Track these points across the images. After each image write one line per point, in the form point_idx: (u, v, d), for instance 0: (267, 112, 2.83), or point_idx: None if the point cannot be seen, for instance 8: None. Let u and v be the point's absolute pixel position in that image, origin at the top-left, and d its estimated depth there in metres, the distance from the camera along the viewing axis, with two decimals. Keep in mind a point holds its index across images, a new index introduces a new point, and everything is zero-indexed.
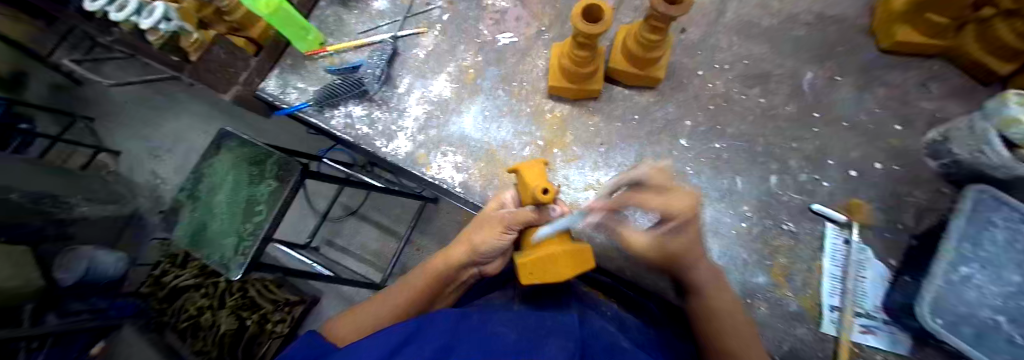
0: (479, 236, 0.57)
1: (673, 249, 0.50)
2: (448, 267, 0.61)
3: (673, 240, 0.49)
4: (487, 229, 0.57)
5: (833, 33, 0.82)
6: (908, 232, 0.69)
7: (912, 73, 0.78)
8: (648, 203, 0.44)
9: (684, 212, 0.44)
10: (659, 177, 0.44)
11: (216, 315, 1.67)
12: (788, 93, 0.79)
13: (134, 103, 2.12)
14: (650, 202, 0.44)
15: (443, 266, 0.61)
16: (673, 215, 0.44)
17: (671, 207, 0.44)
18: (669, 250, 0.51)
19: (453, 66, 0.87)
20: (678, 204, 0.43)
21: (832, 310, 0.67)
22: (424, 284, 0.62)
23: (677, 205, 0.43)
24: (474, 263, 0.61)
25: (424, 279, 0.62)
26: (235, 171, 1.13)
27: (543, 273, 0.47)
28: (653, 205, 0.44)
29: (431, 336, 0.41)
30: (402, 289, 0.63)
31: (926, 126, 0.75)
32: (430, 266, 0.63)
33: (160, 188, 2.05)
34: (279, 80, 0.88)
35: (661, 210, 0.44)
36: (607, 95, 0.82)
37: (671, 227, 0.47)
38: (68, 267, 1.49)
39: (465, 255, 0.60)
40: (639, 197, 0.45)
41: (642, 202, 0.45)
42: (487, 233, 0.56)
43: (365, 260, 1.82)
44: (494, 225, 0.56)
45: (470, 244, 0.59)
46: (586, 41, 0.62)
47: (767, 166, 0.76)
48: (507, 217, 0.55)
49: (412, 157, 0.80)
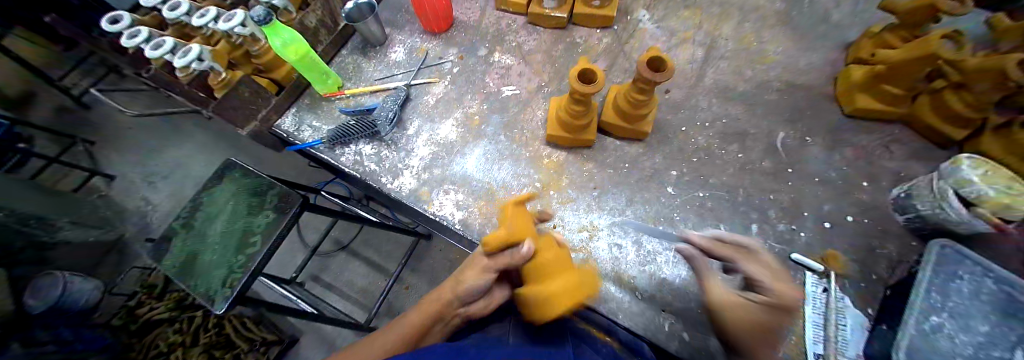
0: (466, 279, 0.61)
1: (767, 314, 0.52)
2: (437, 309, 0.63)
3: (752, 314, 0.53)
4: (473, 269, 0.61)
5: (801, 98, 0.92)
6: (881, 282, 0.74)
7: (874, 136, 0.87)
8: (759, 271, 0.57)
9: (801, 299, 0.53)
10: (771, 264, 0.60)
11: (188, 352, 1.60)
12: (763, 149, 0.87)
13: (139, 130, 2.17)
14: (760, 265, 0.58)
15: (432, 309, 0.63)
16: (785, 289, 0.53)
17: (784, 287, 0.54)
18: (757, 317, 0.52)
19: (460, 112, 0.94)
20: (791, 290, 0.53)
21: (817, 357, 0.67)
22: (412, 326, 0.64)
23: (790, 290, 0.53)
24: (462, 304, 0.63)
25: (413, 319, 0.64)
26: (235, 201, 1.15)
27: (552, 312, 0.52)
28: (769, 272, 0.56)
29: None
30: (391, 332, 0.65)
31: (889, 184, 0.82)
32: (422, 305, 0.66)
33: (150, 214, 2.04)
34: (295, 118, 0.94)
35: (775, 277, 0.55)
36: (600, 145, 0.89)
37: (768, 302, 0.53)
38: (40, 294, 1.40)
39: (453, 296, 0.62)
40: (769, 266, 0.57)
41: (756, 266, 0.58)
42: (471, 273, 0.60)
43: (351, 298, 1.78)
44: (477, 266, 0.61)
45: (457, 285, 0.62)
46: (581, 98, 0.69)
47: (747, 215, 0.81)
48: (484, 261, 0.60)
49: (415, 194, 0.85)
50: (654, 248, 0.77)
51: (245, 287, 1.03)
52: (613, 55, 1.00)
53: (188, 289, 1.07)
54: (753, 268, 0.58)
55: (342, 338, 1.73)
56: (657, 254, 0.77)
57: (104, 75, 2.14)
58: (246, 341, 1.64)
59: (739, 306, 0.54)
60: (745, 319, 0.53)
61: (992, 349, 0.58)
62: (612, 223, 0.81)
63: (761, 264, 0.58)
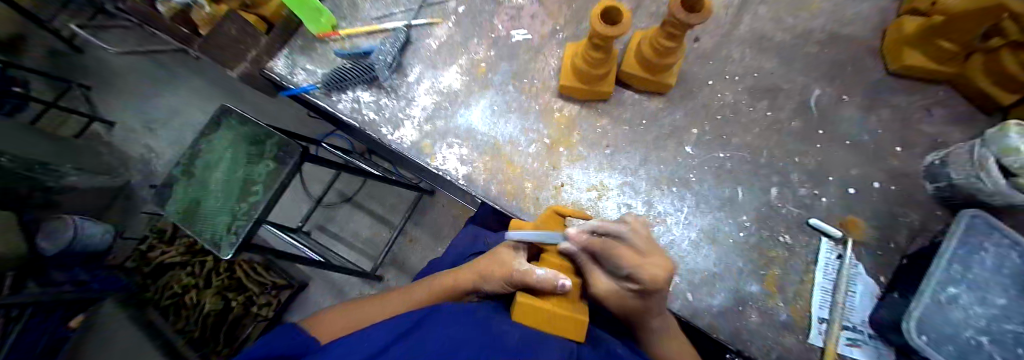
0: (481, 263, 0.59)
1: (640, 299, 0.53)
2: (448, 287, 0.62)
3: (627, 299, 0.54)
4: (502, 264, 0.56)
5: (842, 53, 0.84)
6: (900, 251, 0.71)
7: (916, 98, 0.80)
8: (624, 261, 0.50)
9: (663, 281, 0.49)
10: (641, 242, 0.51)
11: (202, 293, 1.66)
12: (794, 108, 0.81)
13: (132, 73, 2.09)
14: (630, 255, 0.50)
15: (446, 282, 0.62)
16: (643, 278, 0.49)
17: (646, 270, 0.49)
18: (628, 300, 0.54)
19: (466, 58, 0.87)
20: (657, 272, 0.49)
21: (820, 321, 0.68)
22: (427, 292, 0.63)
23: (650, 274, 0.49)
24: (474, 291, 0.60)
25: (428, 290, 0.64)
26: (233, 148, 1.12)
27: (534, 317, 0.47)
28: (632, 262, 0.50)
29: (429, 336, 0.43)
30: (400, 300, 0.65)
31: (924, 151, 0.77)
32: (435, 281, 0.65)
33: (153, 161, 2.02)
34: (288, 61, 0.87)
35: (638, 269, 0.49)
36: (617, 98, 0.83)
37: (636, 287, 0.52)
38: (51, 235, 1.43)
39: (468, 275, 0.60)
40: (636, 258, 0.50)
41: (619, 257, 0.50)
42: (500, 268, 0.55)
43: (357, 247, 1.81)
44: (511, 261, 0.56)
45: (477, 272, 0.59)
46: (601, 43, 0.62)
47: (768, 178, 0.77)
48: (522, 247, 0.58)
49: (417, 146, 0.80)
50: (665, 210, 0.75)
51: (250, 235, 1.03)
52: None
53: (196, 234, 1.07)
54: (619, 261, 0.50)
55: (350, 284, 1.78)
56: (667, 216, 0.75)
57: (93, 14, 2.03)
58: (257, 285, 1.70)
59: (615, 292, 0.54)
60: (620, 303, 0.55)
61: (1006, 322, 0.56)
62: (624, 183, 0.77)
63: (628, 252, 0.51)
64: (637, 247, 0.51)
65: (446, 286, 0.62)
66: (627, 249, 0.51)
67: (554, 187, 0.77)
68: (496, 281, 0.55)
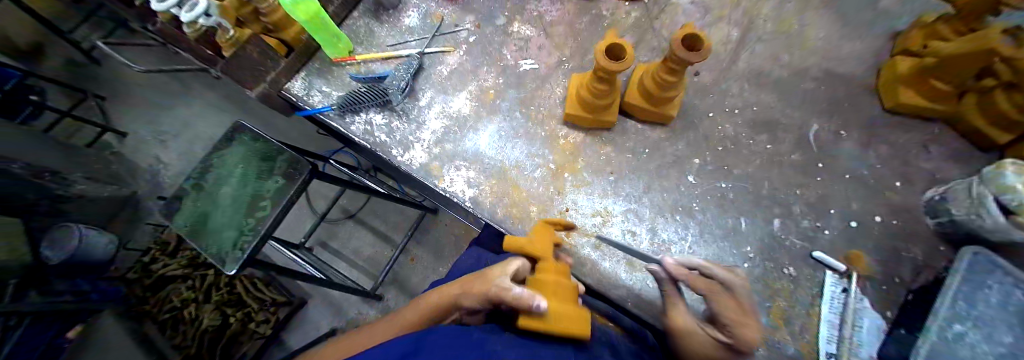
0: (468, 282, 0.58)
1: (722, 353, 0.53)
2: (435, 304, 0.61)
3: (707, 346, 0.54)
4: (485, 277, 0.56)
5: (838, 90, 0.86)
6: (904, 286, 0.71)
7: (914, 134, 0.82)
8: (723, 309, 0.56)
9: (753, 342, 0.52)
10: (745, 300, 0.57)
11: (200, 308, 1.66)
12: (794, 141, 0.83)
13: (149, 87, 2.16)
14: (732, 305, 0.56)
15: (433, 300, 0.61)
16: (737, 329, 0.53)
17: (744, 330, 0.53)
18: (705, 346, 0.54)
19: (475, 85, 0.90)
20: (752, 331, 0.53)
21: (829, 356, 0.67)
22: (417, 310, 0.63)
23: (746, 330, 0.53)
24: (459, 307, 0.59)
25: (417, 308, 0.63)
26: (244, 164, 1.14)
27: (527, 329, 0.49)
28: (732, 312, 0.55)
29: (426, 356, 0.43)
30: (394, 321, 0.64)
31: (925, 186, 0.78)
32: (424, 300, 0.64)
33: (162, 173, 2.06)
34: (305, 83, 0.91)
35: (733, 319, 0.54)
36: (620, 127, 0.85)
37: (723, 339, 0.54)
38: (57, 245, 1.44)
39: (454, 291, 0.59)
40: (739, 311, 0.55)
41: (720, 304, 0.56)
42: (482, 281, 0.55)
43: (358, 265, 1.81)
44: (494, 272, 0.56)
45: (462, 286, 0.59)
46: (606, 76, 0.65)
47: (770, 210, 0.78)
48: (511, 266, 0.56)
49: (426, 168, 0.83)
50: (668, 238, 0.76)
51: (256, 251, 1.04)
52: (641, 30, 0.94)
53: (199, 247, 1.09)
54: (721, 304, 0.56)
55: (349, 303, 1.76)
56: (670, 244, 0.76)
57: (112, 28, 2.07)
58: (255, 301, 1.69)
59: (693, 333, 0.55)
60: (693, 345, 0.54)
61: None
62: (627, 210, 0.79)
63: (731, 303, 0.56)
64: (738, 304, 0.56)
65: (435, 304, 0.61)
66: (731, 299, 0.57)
67: (559, 212, 0.79)
68: (478, 296, 0.55)
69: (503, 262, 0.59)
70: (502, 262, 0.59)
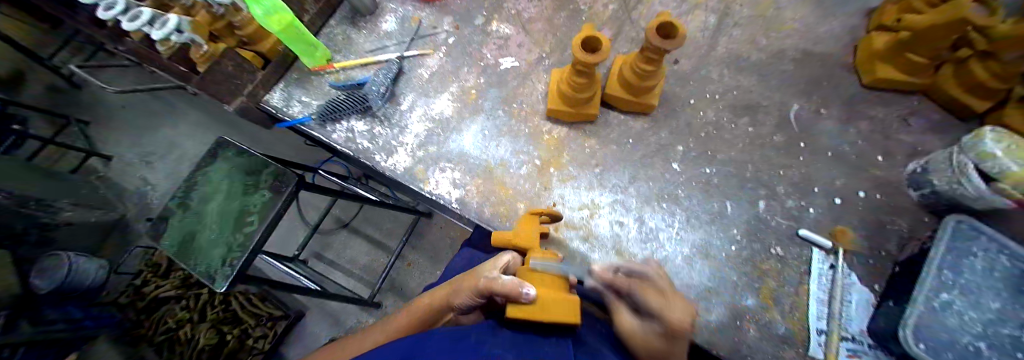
0: (457, 284, 0.58)
1: (666, 346, 0.48)
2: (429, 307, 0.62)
3: (654, 344, 0.49)
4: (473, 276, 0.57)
5: (816, 69, 0.87)
6: (891, 259, 0.72)
7: (893, 108, 0.83)
8: (647, 298, 0.51)
9: (686, 320, 0.48)
10: (662, 282, 0.53)
11: (196, 328, 1.65)
12: (775, 122, 0.83)
13: (130, 108, 2.12)
14: (648, 292, 0.52)
15: (428, 303, 0.62)
16: (665, 315, 0.48)
17: (668, 311, 0.48)
18: (653, 345, 0.49)
19: (456, 86, 0.90)
20: (677, 311, 0.48)
21: (819, 333, 0.68)
22: (412, 317, 0.63)
23: (673, 313, 0.48)
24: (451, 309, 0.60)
25: (411, 312, 0.64)
26: (229, 180, 1.13)
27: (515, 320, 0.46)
28: (653, 299, 0.50)
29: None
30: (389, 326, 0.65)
31: (906, 159, 0.79)
32: (420, 304, 0.64)
33: (149, 194, 2.03)
34: (284, 94, 0.90)
35: (658, 305, 0.49)
36: (603, 119, 0.85)
37: (661, 329, 0.48)
38: (45, 273, 1.41)
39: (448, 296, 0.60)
40: (655, 296, 0.51)
41: (643, 294, 0.51)
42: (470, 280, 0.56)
43: (354, 274, 1.79)
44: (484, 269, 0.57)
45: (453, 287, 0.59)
46: (584, 69, 0.65)
47: (756, 192, 0.79)
48: (502, 260, 0.57)
49: (411, 172, 0.82)
50: (656, 226, 0.76)
51: (246, 266, 1.03)
52: (619, 22, 0.94)
53: (188, 266, 1.07)
54: (642, 295, 0.52)
55: (347, 313, 1.74)
56: (659, 232, 0.76)
57: (92, 52, 2.06)
58: (252, 317, 1.67)
59: (639, 337, 0.51)
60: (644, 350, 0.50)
61: (1002, 326, 0.57)
62: (614, 200, 0.79)
63: (651, 288, 0.52)
64: (659, 287, 0.52)
65: (430, 308, 0.62)
66: (650, 286, 0.53)
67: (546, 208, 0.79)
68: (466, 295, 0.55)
69: (495, 257, 0.59)
70: (494, 257, 0.60)
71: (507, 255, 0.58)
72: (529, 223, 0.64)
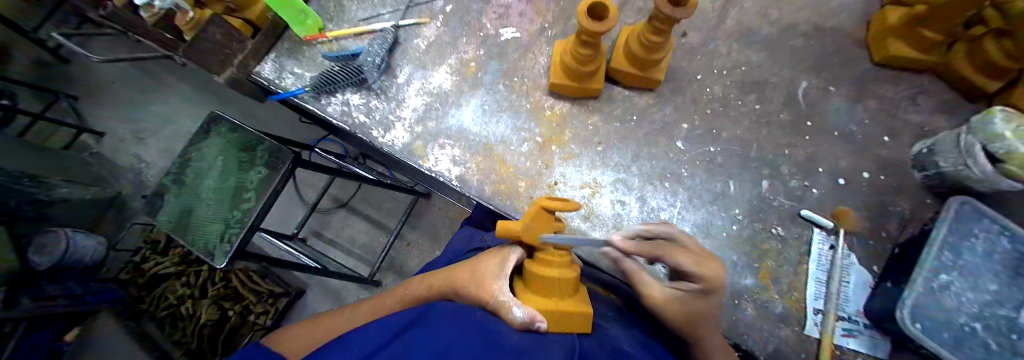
0: (458, 275, 0.58)
1: (700, 302, 0.53)
2: (427, 293, 0.61)
3: (700, 305, 0.53)
4: (478, 280, 0.55)
5: (827, 46, 0.84)
6: (891, 240, 0.72)
7: (902, 87, 0.81)
8: (680, 259, 0.53)
9: (719, 277, 0.52)
10: (694, 244, 0.55)
11: (197, 304, 1.66)
12: (784, 100, 0.81)
13: (120, 83, 2.07)
14: (683, 256, 0.53)
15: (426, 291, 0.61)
16: (705, 273, 0.52)
17: (707, 271, 0.52)
18: (690, 303, 0.53)
19: (455, 58, 0.87)
20: (713, 271, 0.52)
21: (816, 312, 0.69)
22: (399, 301, 0.63)
23: (708, 267, 0.52)
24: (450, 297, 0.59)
25: (399, 298, 0.64)
26: (224, 156, 1.10)
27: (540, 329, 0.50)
28: (691, 263, 0.52)
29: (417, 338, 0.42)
30: (388, 302, 0.64)
31: (912, 140, 0.77)
32: (417, 288, 0.63)
33: (144, 172, 2.00)
34: (275, 65, 0.86)
35: (697, 268, 0.52)
36: (607, 95, 0.83)
37: (700, 289, 0.53)
38: (45, 251, 1.39)
39: (448, 285, 0.59)
40: (681, 255, 0.53)
41: (674, 257, 0.53)
42: (475, 286, 0.54)
43: (353, 253, 1.80)
44: (489, 278, 0.54)
45: (454, 280, 0.58)
46: (588, 40, 0.62)
47: (760, 171, 0.78)
48: (510, 263, 0.56)
49: (409, 148, 0.80)
50: (658, 205, 0.76)
51: (244, 243, 1.02)
52: None
53: (185, 241, 1.07)
54: (675, 260, 0.53)
55: (348, 289, 1.76)
56: (660, 211, 0.75)
57: (77, 23, 1.98)
58: (253, 294, 1.68)
59: (673, 302, 0.54)
60: (685, 313, 0.53)
61: (998, 308, 0.57)
62: (616, 179, 0.78)
63: (678, 254, 0.54)
64: (691, 248, 0.55)
65: (421, 296, 0.61)
66: (680, 250, 0.54)
67: (547, 186, 0.78)
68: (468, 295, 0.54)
69: (500, 253, 0.59)
70: (499, 252, 0.59)
71: (515, 255, 0.57)
72: (538, 214, 0.51)
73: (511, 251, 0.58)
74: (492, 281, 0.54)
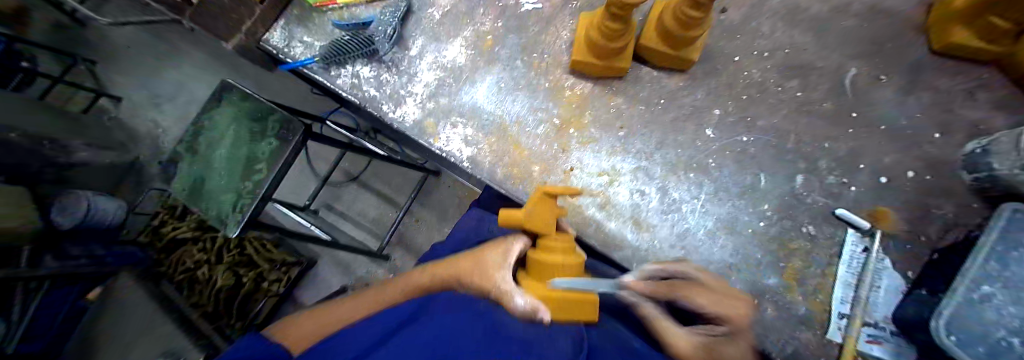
0: (460, 265, 0.56)
1: (728, 346, 0.49)
2: (429, 282, 0.59)
3: (729, 349, 0.49)
4: (482, 271, 0.52)
5: (883, 28, 0.76)
6: (930, 245, 0.67)
7: (958, 82, 0.71)
8: (701, 298, 0.52)
9: (742, 316, 0.51)
10: (714, 283, 0.54)
11: (213, 269, 1.71)
12: (828, 87, 0.75)
13: (135, 47, 2.05)
14: (703, 294, 0.52)
15: (428, 281, 0.59)
16: (728, 312, 0.51)
17: (730, 309, 0.51)
18: (720, 349, 0.49)
19: (471, 30, 0.81)
20: (737, 309, 0.51)
21: (840, 317, 0.66)
22: (402, 290, 0.61)
23: (732, 305, 0.51)
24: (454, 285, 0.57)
25: (401, 286, 0.62)
26: (235, 126, 1.09)
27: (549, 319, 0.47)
28: (713, 301, 0.51)
29: (419, 331, 0.40)
30: (390, 290, 0.63)
31: (966, 138, 0.69)
32: (419, 276, 0.61)
33: (161, 138, 2.03)
34: (284, 33, 0.83)
35: (720, 306, 0.51)
36: (633, 75, 0.77)
37: (724, 330, 0.51)
38: (68, 213, 1.45)
39: (451, 275, 0.56)
40: (703, 294, 0.52)
41: (695, 295, 0.52)
42: (479, 279, 0.52)
43: (363, 227, 1.81)
44: (492, 269, 0.52)
45: (456, 273, 0.56)
46: (620, 13, 0.57)
47: (794, 165, 0.72)
48: (513, 252, 0.53)
49: (420, 126, 0.78)
50: (680, 197, 0.72)
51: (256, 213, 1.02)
52: None
53: (197, 210, 1.07)
54: (696, 299, 0.52)
55: (358, 263, 1.78)
56: (682, 204, 0.72)
57: None
58: (267, 262, 1.72)
59: (699, 346, 0.49)
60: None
61: None
62: (637, 167, 0.74)
63: (698, 293, 0.52)
64: (711, 286, 0.54)
65: (422, 286, 0.59)
66: (701, 288, 0.53)
67: (562, 171, 0.74)
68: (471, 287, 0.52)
69: (503, 243, 0.55)
70: (502, 242, 0.56)
71: (518, 245, 0.54)
72: (541, 200, 0.51)
73: (514, 241, 0.55)
74: (495, 272, 0.51)
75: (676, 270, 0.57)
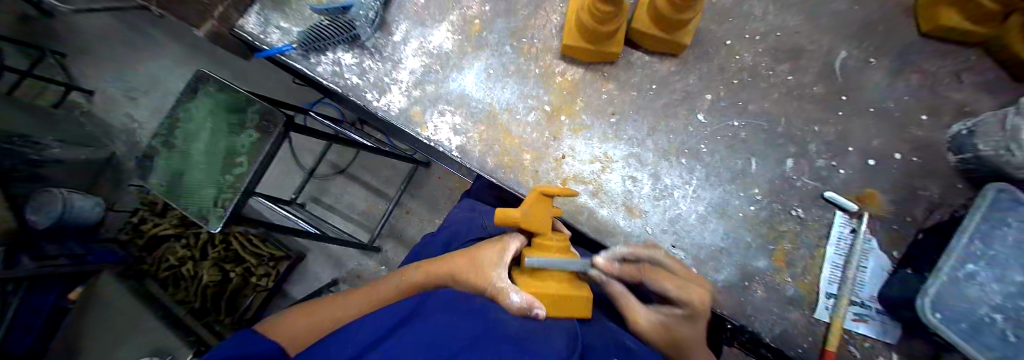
0: (456, 263, 0.55)
1: (684, 327, 0.51)
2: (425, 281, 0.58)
3: (682, 329, 0.51)
4: (478, 269, 0.52)
5: (875, 10, 0.75)
6: (916, 225, 0.68)
7: (947, 63, 0.71)
8: (663, 283, 0.51)
9: (702, 301, 0.50)
10: (679, 269, 0.54)
11: (198, 265, 1.66)
12: (818, 72, 0.74)
13: (104, 37, 1.95)
14: (667, 278, 0.52)
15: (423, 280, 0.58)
16: (688, 299, 0.50)
17: (692, 294, 0.50)
18: (676, 330, 0.51)
19: (458, 14, 0.78)
20: (696, 295, 0.50)
21: (829, 297, 0.67)
22: (396, 289, 0.60)
23: (691, 292, 0.50)
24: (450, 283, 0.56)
25: (395, 284, 0.60)
26: (213, 118, 1.04)
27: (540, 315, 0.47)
28: (674, 286, 0.50)
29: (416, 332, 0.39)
30: (384, 289, 0.61)
31: (951, 119, 0.70)
32: (413, 274, 0.60)
33: (137, 132, 1.95)
34: (260, 18, 0.78)
35: (680, 292, 0.50)
36: (625, 61, 0.75)
37: (684, 313, 0.51)
38: (42, 210, 1.38)
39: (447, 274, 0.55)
40: (665, 278, 0.52)
41: (657, 280, 0.52)
42: (475, 277, 0.51)
43: (353, 219, 1.78)
44: (488, 267, 0.51)
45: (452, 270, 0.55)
46: None
47: (785, 149, 0.72)
48: (509, 251, 0.52)
49: (407, 114, 0.75)
50: (672, 183, 0.72)
51: (240, 207, 0.99)
52: None
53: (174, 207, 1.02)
54: (656, 283, 0.52)
55: (349, 256, 1.75)
56: (674, 189, 0.71)
57: None
58: (254, 257, 1.67)
59: (657, 325, 0.52)
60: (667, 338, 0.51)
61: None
62: (629, 154, 0.73)
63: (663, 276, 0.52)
64: (676, 271, 0.54)
65: (417, 284, 0.58)
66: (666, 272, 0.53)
67: (554, 159, 0.73)
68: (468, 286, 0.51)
69: (498, 240, 0.55)
70: (498, 239, 0.55)
71: (514, 243, 0.53)
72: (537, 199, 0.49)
73: (510, 239, 0.54)
74: (490, 270, 0.50)
75: (648, 254, 0.56)
